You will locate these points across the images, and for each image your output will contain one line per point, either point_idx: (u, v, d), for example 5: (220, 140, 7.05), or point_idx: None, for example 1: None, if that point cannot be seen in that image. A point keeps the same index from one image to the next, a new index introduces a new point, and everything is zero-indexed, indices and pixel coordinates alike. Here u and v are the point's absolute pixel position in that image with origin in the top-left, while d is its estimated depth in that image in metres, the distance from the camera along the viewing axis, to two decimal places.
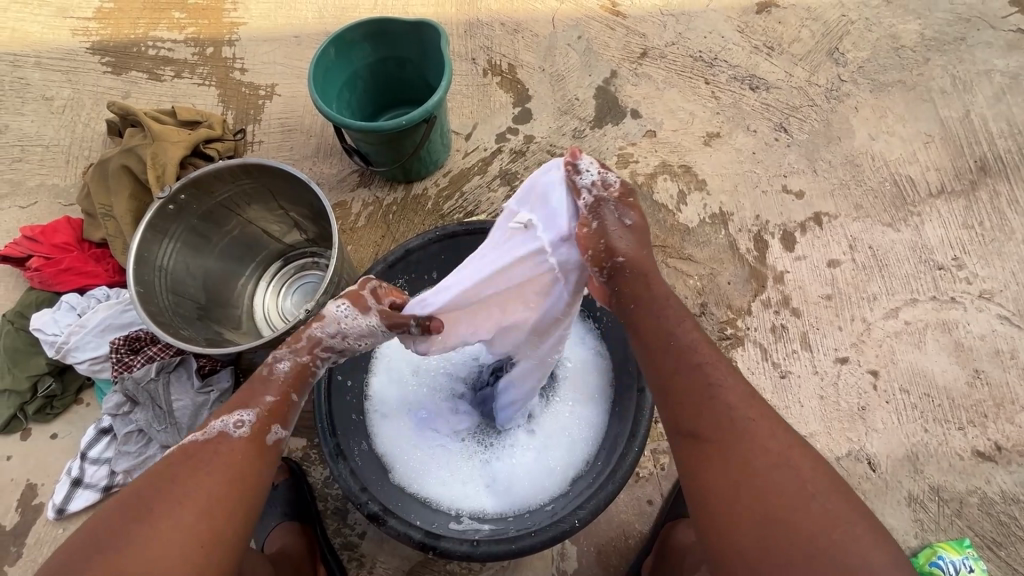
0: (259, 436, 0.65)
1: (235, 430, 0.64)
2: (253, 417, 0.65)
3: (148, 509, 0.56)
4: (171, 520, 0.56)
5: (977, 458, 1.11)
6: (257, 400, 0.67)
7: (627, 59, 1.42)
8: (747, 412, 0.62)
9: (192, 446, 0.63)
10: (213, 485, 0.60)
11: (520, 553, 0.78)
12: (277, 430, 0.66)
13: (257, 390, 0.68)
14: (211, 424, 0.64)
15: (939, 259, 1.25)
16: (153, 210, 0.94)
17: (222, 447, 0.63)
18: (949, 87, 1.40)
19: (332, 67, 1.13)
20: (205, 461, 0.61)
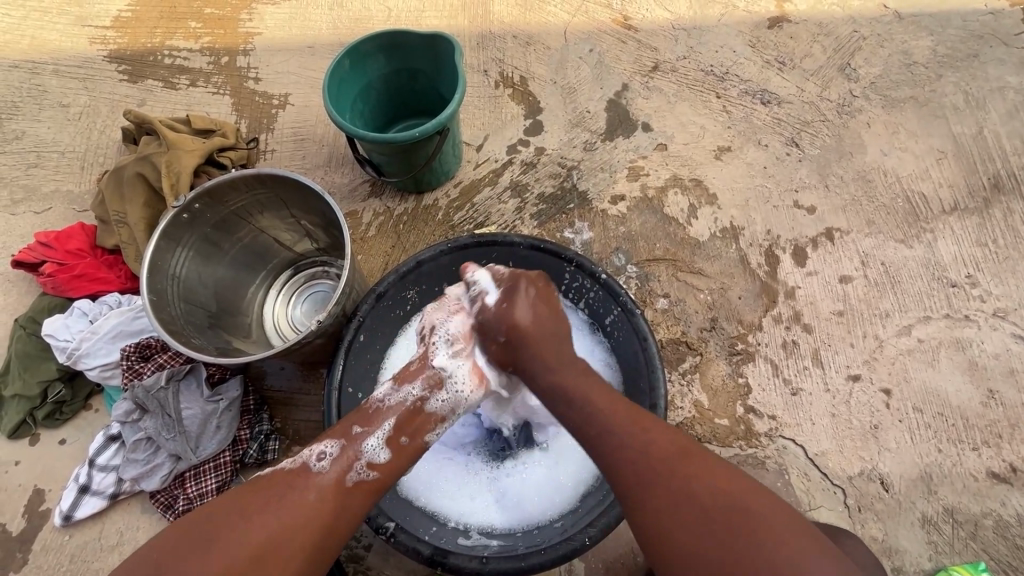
0: (338, 473, 0.70)
1: (316, 462, 0.71)
2: (334, 450, 0.72)
3: (227, 525, 0.61)
4: (244, 535, 0.60)
5: (992, 480, 1.09)
6: (345, 434, 0.74)
7: (638, 72, 1.43)
8: (672, 447, 0.66)
9: (280, 473, 0.69)
10: (288, 511, 0.64)
11: (529, 571, 0.77)
12: (357, 469, 0.71)
13: (348, 427, 0.75)
14: (301, 454, 0.72)
15: (953, 277, 1.24)
16: (167, 219, 0.95)
17: (304, 477, 0.69)
18: (962, 104, 1.40)
19: (346, 78, 1.14)
20: (285, 488, 0.67)
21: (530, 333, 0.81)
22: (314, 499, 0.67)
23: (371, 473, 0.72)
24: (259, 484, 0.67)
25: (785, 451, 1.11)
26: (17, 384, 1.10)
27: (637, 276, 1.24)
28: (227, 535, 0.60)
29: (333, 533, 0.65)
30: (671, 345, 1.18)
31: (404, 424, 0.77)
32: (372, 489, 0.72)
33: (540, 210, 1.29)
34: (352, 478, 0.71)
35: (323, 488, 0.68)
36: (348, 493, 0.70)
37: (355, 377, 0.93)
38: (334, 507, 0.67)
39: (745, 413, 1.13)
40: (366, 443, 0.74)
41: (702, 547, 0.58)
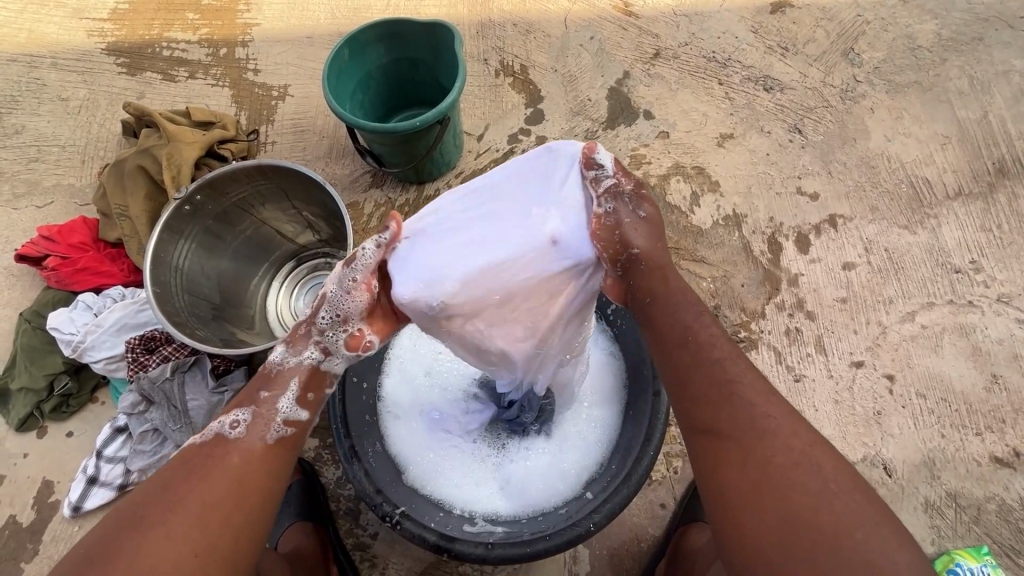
0: (255, 434, 0.66)
1: (230, 431, 0.66)
2: (246, 416, 0.68)
3: (147, 513, 0.58)
4: (169, 519, 0.58)
5: (995, 464, 1.09)
6: (253, 399, 0.69)
7: (640, 60, 1.42)
8: (772, 407, 0.63)
9: (195, 447, 0.65)
10: (211, 485, 0.61)
11: (534, 557, 0.78)
12: (275, 428, 0.68)
13: (254, 391, 0.70)
14: (210, 425, 0.67)
15: (956, 262, 1.24)
16: (169, 211, 0.95)
17: (220, 447, 0.65)
18: (967, 88, 1.38)
19: (346, 69, 1.13)
20: (203, 463, 0.63)
21: (656, 258, 0.75)
22: (238, 465, 0.64)
23: (290, 429, 0.69)
24: (176, 466, 0.63)
25: None
26: (24, 377, 1.11)
27: None
28: (151, 521, 0.58)
29: (265, 491, 0.64)
30: None
31: (313, 378, 0.73)
32: (294, 442, 0.69)
33: None
34: (272, 436, 0.67)
35: (247, 452, 0.65)
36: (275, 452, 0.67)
37: (359, 367, 0.93)
38: (263, 470, 0.65)
39: None
40: (274, 404, 0.69)
41: (767, 511, 0.57)
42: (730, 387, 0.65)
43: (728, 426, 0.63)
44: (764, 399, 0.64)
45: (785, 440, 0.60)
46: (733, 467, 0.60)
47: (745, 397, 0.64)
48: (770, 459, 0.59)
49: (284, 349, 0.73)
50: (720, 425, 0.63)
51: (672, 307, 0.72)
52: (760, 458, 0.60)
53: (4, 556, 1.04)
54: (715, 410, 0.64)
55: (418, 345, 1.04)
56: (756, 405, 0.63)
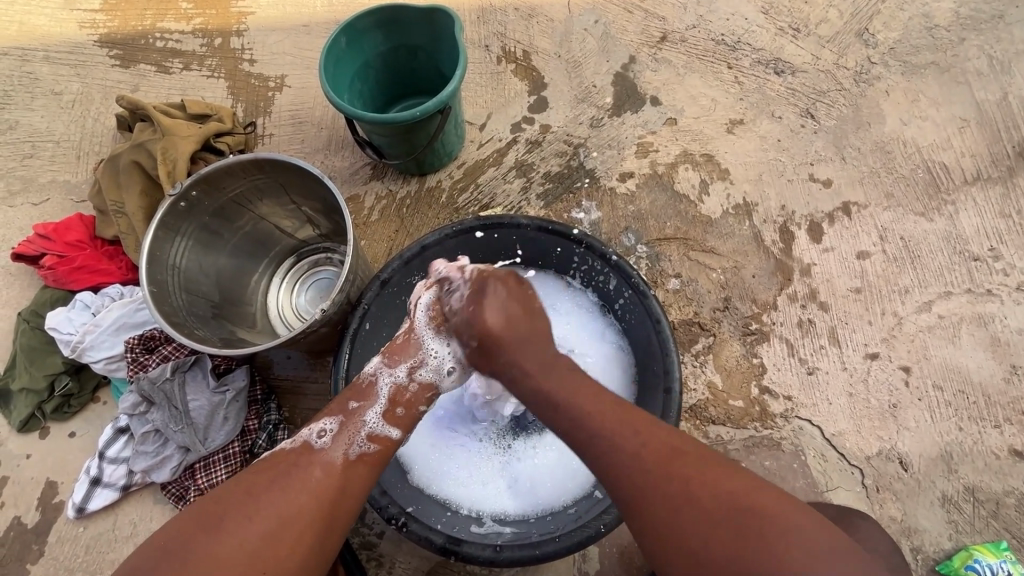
0: (338, 445, 0.70)
1: (318, 439, 0.71)
2: (334, 426, 0.72)
3: (229, 511, 0.60)
4: (250, 520, 0.59)
5: (1014, 458, 1.07)
6: (343, 409, 0.74)
7: (646, 44, 1.37)
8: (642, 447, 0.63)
9: (283, 452, 0.69)
10: (295, 492, 0.63)
11: (543, 560, 0.76)
12: (358, 441, 0.71)
13: (344, 403, 0.75)
14: (300, 433, 0.72)
15: (975, 250, 1.20)
16: (164, 208, 0.92)
17: (306, 455, 0.68)
18: (986, 68, 1.33)
19: (343, 57, 1.10)
20: (290, 468, 0.66)
21: (512, 328, 0.75)
22: (323, 476, 0.66)
23: (372, 446, 0.72)
24: (262, 469, 0.65)
25: (801, 432, 1.09)
26: (24, 378, 1.09)
27: (647, 255, 1.20)
28: (232, 520, 0.59)
29: (343, 505, 0.66)
30: (683, 326, 1.15)
31: (400, 397, 0.78)
32: (377, 460, 0.72)
33: (547, 190, 1.26)
34: (356, 450, 0.71)
35: (329, 463, 0.68)
36: (356, 466, 0.70)
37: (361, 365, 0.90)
38: (341, 483, 0.67)
39: (760, 394, 1.11)
40: (364, 417, 0.74)
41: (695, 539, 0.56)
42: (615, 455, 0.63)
43: (659, 480, 0.60)
44: (638, 440, 0.63)
45: (697, 479, 0.59)
46: (669, 518, 0.58)
47: (617, 440, 0.63)
48: (697, 510, 0.57)
49: (377, 361, 0.80)
50: (639, 493, 0.61)
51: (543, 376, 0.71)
52: (692, 504, 0.58)
53: (10, 558, 1.04)
54: (638, 478, 0.61)
55: None
56: (626, 450, 0.63)
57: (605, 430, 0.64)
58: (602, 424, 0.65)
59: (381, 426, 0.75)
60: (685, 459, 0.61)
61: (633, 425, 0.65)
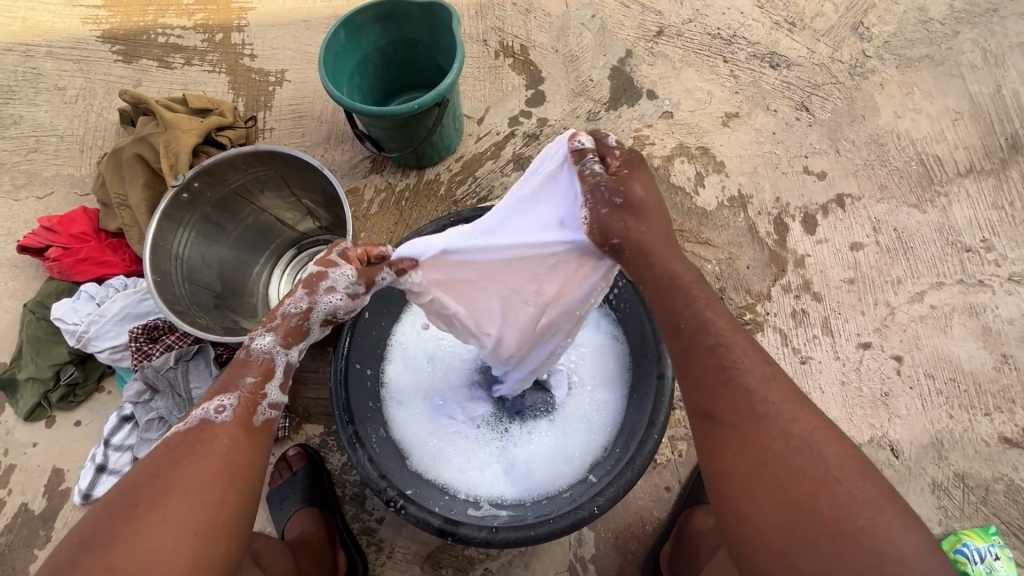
0: (240, 416, 0.65)
1: (216, 416, 0.64)
2: (232, 400, 0.65)
3: (140, 507, 0.56)
4: (161, 512, 0.56)
5: (1004, 445, 1.08)
6: (238, 384, 0.67)
7: (642, 38, 1.38)
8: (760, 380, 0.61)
9: (177, 436, 0.62)
10: (202, 473, 0.60)
11: (538, 540, 0.78)
12: (262, 410, 0.67)
13: (237, 375, 0.67)
14: (192, 412, 0.64)
15: (967, 241, 1.21)
16: (167, 199, 0.94)
17: (204, 434, 0.63)
18: (980, 61, 1.35)
19: (342, 52, 1.11)
20: (190, 450, 0.61)
21: (642, 243, 0.70)
22: (228, 449, 0.63)
23: (275, 412, 0.68)
24: (157, 456, 0.60)
25: None
26: (30, 367, 1.11)
27: None
28: (143, 513, 0.56)
29: (259, 469, 0.64)
30: None
31: (296, 363, 0.71)
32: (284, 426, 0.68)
33: None
34: (261, 418, 0.66)
35: (233, 438, 0.63)
36: (264, 432, 0.66)
37: (360, 354, 0.91)
38: (253, 449, 0.65)
39: None
40: (264, 386, 0.68)
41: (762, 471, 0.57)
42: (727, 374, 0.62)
43: (745, 406, 0.60)
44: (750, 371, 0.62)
45: (794, 419, 0.58)
46: (745, 443, 0.58)
47: (730, 362, 0.62)
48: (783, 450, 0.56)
49: (271, 338, 0.70)
50: (733, 411, 0.60)
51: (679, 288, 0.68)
52: (784, 437, 0.57)
53: (18, 543, 1.06)
54: (735, 397, 0.60)
55: (422, 332, 1.03)
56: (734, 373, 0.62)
57: (725, 346, 0.63)
58: (722, 341, 0.64)
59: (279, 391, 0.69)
60: (788, 401, 0.60)
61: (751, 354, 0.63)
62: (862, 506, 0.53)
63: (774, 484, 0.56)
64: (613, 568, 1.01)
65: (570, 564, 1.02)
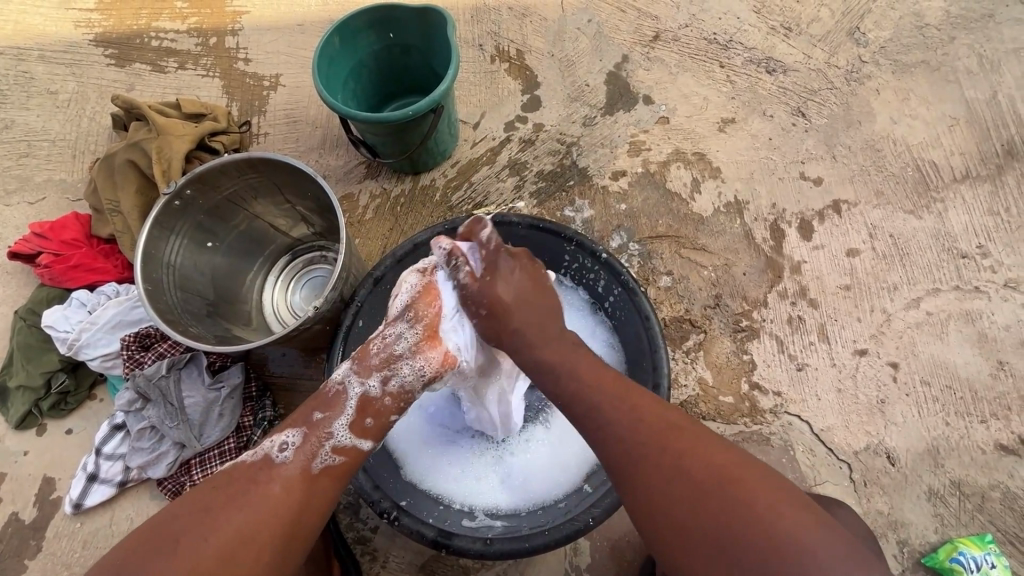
0: (300, 460, 0.69)
1: (278, 453, 0.69)
2: (296, 439, 0.70)
3: (185, 529, 0.59)
4: (204, 538, 0.59)
5: (1000, 452, 1.08)
6: (307, 421, 0.72)
7: (639, 43, 1.38)
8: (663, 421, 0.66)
9: (242, 467, 0.67)
10: (254, 507, 0.62)
11: (533, 552, 0.77)
12: (320, 456, 0.70)
13: (307, 414, 0.73)
14: (261, 444, 0.70)
15: (963, 247, 1.21)
16: (158, 206, 0.93)
17: (266, 470, 0.67)
18: (976, 67, 1.35)
19: (336, 57, 1.10)
20: (249, 482, 0.65)
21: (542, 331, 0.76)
22: (282, 491, 0.65)
23: (336, 458, 0.71)
24: (219, 484, 0.64)
25: (790, 427, 1.10)
26: (20, 375, 1.10)
27: (639, 253, 1.21)
28: (186, 540, 0.59)
29: (301, 523, 0.64)
30: (674, 323, 1.16)
31: (365, 407, 0.75)
32: (340, 474, 0.70)
33: (540, 188, 1.27)
34: (318, 464, 0.69)
35: (289, 478, 0.67)
36: (319, 478, 0.69)
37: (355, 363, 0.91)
38: (301, 499, 0.66)
39: (750, 390, 1.12)
40: (327, 428, 0.72)
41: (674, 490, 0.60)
42: (611, 426, 0.67)
43: (653, 444, 0.64)
44: (654, 407, 0.68)
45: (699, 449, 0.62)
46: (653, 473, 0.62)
47: (620, 406, 0.68)
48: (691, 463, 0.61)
49: (345, 366, 0.78)
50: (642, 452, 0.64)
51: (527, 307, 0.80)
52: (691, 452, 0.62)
53: (8, 554, 1.05)
54: (638, 438, 0.65)
55: None
56: (624, 415, 0.67)
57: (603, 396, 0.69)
58: (599, 392, 0.69)
59: (342, 436, 0.73)
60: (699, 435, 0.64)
61: (636, 394, 0.69)
62: (765, 513, 0.56)
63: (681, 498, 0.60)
64: None
65: (566, 574, 1.01)
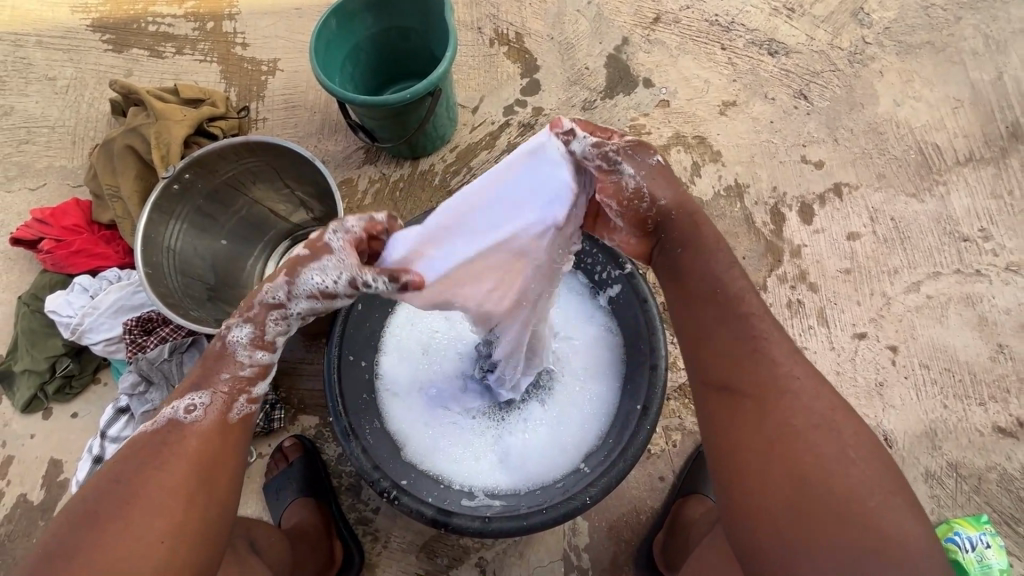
0: (211, 415, 0.63)
1: (186, 415, 0.62)
2: (204, 399, 0.63)
3: (109, 504, 0.56)
4: (129, 511, 0.56)
5: (998, 434, 1.08)
6: (212, 381, 0.64)
7: (639, 25, 1.37)
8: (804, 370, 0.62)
9: (150, 436, 0.61)
10: (173, 468, 0.59)
11: (532, 530, 0.78)
12: (237, 407, 0.64)
13: (209, 373, 0.64)
14: (161, 412, 0.62)
15: (965, 230, 1.21)
16: (157, 190, 0.94)
17: (175, 433, 0.61)
18: (981, 48, 1.33)
19: (334, 40, 1.09)
20: (156, 450, 0.60)
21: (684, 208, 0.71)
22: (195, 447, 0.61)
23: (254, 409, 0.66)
24: (132, 454, 0.60)
25: None
26: (25, 360, 1.11)
27: None
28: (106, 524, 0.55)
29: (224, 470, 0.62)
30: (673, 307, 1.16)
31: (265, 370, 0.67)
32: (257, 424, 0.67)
33: None
34: (237, 414, 0.65)
35: (206, 435, 0.62)
36: (239, 430, 0.65)
37: (355, 346, 0.92)
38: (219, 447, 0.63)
39: None
40: (233, 386, 0.65)
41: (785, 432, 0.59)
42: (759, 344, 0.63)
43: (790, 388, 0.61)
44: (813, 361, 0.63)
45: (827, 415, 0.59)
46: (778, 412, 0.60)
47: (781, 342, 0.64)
48: (820, 447, 0.57)
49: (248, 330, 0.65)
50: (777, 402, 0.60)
51: (704, 255, 0.70)
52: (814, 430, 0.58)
53: (17, 533, 1.07)
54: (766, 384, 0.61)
55: (416, 322, 1.02)
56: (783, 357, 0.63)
57: (759, 344, 0.64)
58: (756, 317, 0.65)
59: (259, 388, 0.67)
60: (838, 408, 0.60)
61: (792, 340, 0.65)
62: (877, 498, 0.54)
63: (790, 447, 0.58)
64: (607, 556, 1.02)
65: (565, 553, 1.02)
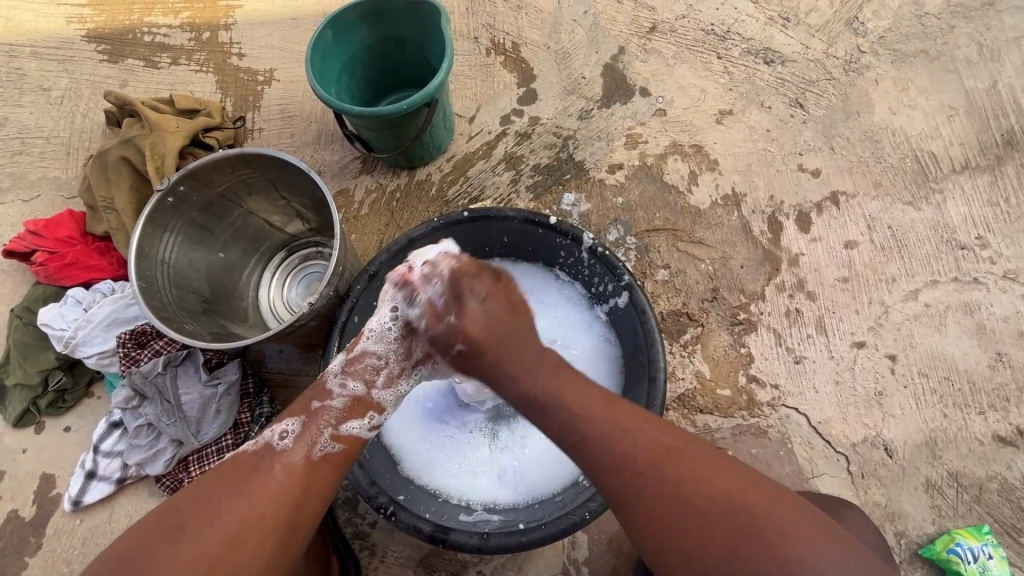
0: (298, 443, 0.69)
1: (279, 441, 0.69)
2: (296, 426, 0.70)
3: (187, 520, 0.59)
4: (210, 527, 0.58)
5: (998, 443, 1.08)
6: (304, 411, 0.72)
7: (635, 34, 1.37)
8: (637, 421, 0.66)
9: (243, 457, 0.67)
10: (252, 497, 0.62)
11: (530, 546, 0.78)
12: (322, 438, 0.70)
13: (307, 403, 0.74)
14: (261, 436, 0.70)
15: (962, 239, 1.21)
16: (151, 203, 0.93)
17: (267, 459, 0.67)
18: (976, 56, 1.34)
19: (330, 51, 1.09)
20: (247, 473, 0.64)
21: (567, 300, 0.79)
22: (282, 477, 0.65)
23: (337, 445, 0.71)
24: (221, 474, 0.64)
25: (787, 420, 1.10)
26: (18, 373, 1.10)
27: (636, 247, 1.21)
28: (188, 531, 0.58)
29: (306, 506, 0.64)
30: (672, 317, 1.16)
31: (359, 406, 0.75)
32: (340, 461, 0.70)
33: (536, 182, 1.26)
34: (318, 450, 0.69)
35: (289, 465, 0.66)
36: (322, 466, 0.68)
37: None
38: (303, 482, 0.66)
39: (747, 382, 1.12)
40: (328, 415, 0.73)
41: (671, 492, 0.60)
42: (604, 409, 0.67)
43: (646, 449, 0.63)
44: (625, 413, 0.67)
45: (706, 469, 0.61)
46: (659, 467, 0.62)
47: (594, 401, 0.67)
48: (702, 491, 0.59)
49: (337, 367, 0.77)
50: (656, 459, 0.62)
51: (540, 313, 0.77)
52: (697, 464, 0.62)
53: (8, 550, 1.06)
54: (629, 438, 0.64)
55: None
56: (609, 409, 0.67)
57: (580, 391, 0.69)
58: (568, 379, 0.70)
59: (349, 426, 0.73)
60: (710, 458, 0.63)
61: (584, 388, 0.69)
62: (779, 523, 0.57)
63: (672, 503, 0.60)
64: (607, 569, 1.01)
65: (564, 567, 1.01)
